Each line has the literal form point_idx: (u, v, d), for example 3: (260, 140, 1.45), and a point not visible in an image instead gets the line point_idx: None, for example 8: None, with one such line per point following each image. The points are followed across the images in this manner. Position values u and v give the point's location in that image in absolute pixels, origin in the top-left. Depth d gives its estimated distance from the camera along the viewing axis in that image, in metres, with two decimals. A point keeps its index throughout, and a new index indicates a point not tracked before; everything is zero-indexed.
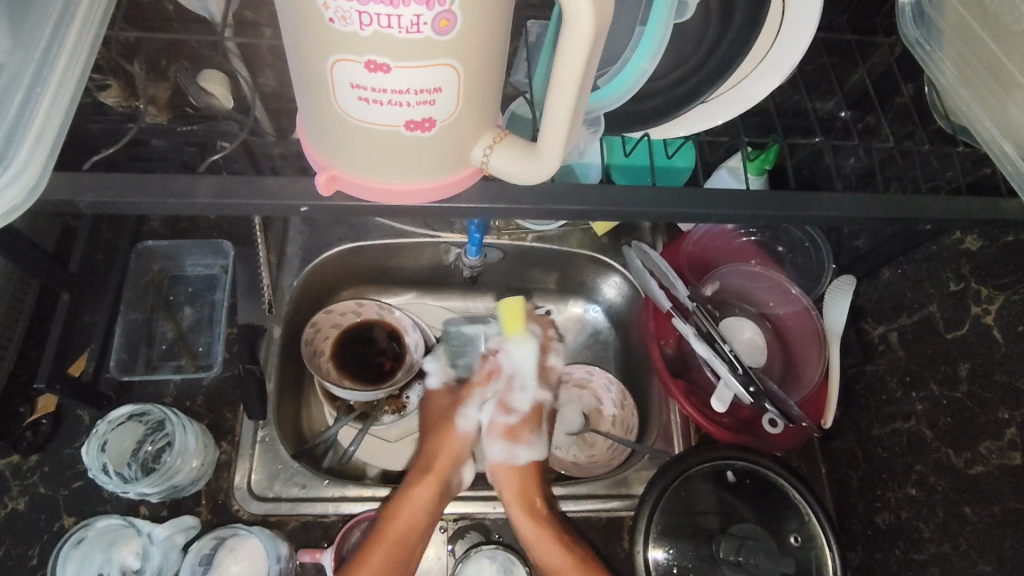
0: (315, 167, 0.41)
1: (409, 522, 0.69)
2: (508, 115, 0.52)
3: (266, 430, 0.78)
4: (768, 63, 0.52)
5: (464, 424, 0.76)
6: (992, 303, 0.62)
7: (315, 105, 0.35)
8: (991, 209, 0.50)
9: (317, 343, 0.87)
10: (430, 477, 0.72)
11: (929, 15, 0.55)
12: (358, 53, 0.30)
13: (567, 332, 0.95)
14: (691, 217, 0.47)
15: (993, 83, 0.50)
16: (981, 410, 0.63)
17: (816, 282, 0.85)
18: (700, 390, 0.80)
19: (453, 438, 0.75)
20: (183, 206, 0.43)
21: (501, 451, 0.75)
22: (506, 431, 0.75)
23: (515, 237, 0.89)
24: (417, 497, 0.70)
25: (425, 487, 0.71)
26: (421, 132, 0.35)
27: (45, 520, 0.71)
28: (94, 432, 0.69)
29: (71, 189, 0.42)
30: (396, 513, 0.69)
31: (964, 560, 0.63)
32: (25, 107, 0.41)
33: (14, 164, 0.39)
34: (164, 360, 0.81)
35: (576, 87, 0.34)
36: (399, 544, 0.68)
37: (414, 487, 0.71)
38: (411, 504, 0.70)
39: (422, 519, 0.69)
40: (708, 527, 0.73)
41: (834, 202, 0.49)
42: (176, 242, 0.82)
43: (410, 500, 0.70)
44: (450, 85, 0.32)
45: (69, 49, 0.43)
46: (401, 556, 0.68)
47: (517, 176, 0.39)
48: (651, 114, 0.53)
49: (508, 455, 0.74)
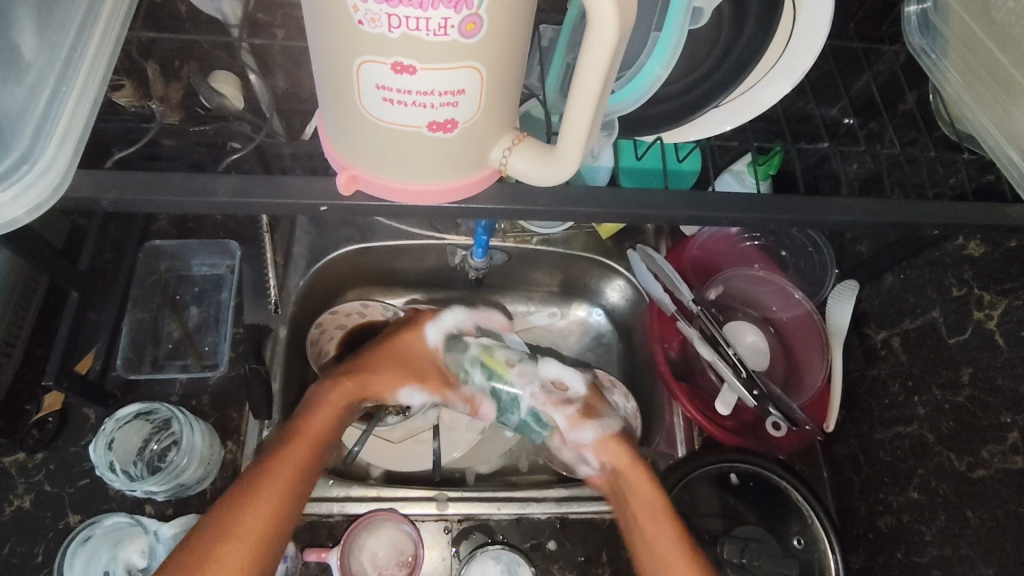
0: (335, 168, 0.41)
1: (316, 430, 0.68)
2: (521, 114, 0.54)
3: (271, 429, 0.78)
4: (778, 71, 0.53)
5: (404, 398, 0.76)
6: (995, 308, 0.63)
7: (338, 107, 0.36)
8: (996, 215, 0.51)
9: (322, 344, 0.87)
10: (343, 394, 0.71)
11: (934, 23, 0.56)
12: (385, 55, 0.31)
13: (570, 336, 0.96)
14: (700, 220, 0.48)
15: (1002, 94, 0.50)
16: (983, 414, 0.63)
17: (819, 287, 0.86)
18: (704, 393, 0.80)
19: (388, 387, 0.74)
20: (203, 205, 0.44)
21: (587, 438, 0.73)
22: (583, 415, 0.73)
23: (519, 240, 0.89)
24: (328, 410, 0.69)
25: (336, 399, 0.70)
26: (442, 133, 0.35)
27: (51, 518, 0.71)
28: (102, 430, 0.70)
29: (93, 187, 0.42)
30: (308, 418, 0.68)
31: (966, 562, 0.64)
32: (51, 107, 0.41)
33: (40, 162, 0.40)
34: (170, 359, 0.81)
35: (598, 87, 0.34)
36: (307, 448, 0.66)
37: (330, 398, 0.70)
38: (322, 410, 0.69)
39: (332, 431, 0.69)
40: (712, 529, 0.74)
41: (841, 206, 0.49)
42: (181, 241, 0.83)
43: (323, 410, 0.69)
44: (473, 87, 0.33)
45: (94, 51, 0.44)
46: (309, 462, 0.65)
47: (536, 177, 0.40)
48: (662, 119, 0.54)
49: (603, 428, 0.73)
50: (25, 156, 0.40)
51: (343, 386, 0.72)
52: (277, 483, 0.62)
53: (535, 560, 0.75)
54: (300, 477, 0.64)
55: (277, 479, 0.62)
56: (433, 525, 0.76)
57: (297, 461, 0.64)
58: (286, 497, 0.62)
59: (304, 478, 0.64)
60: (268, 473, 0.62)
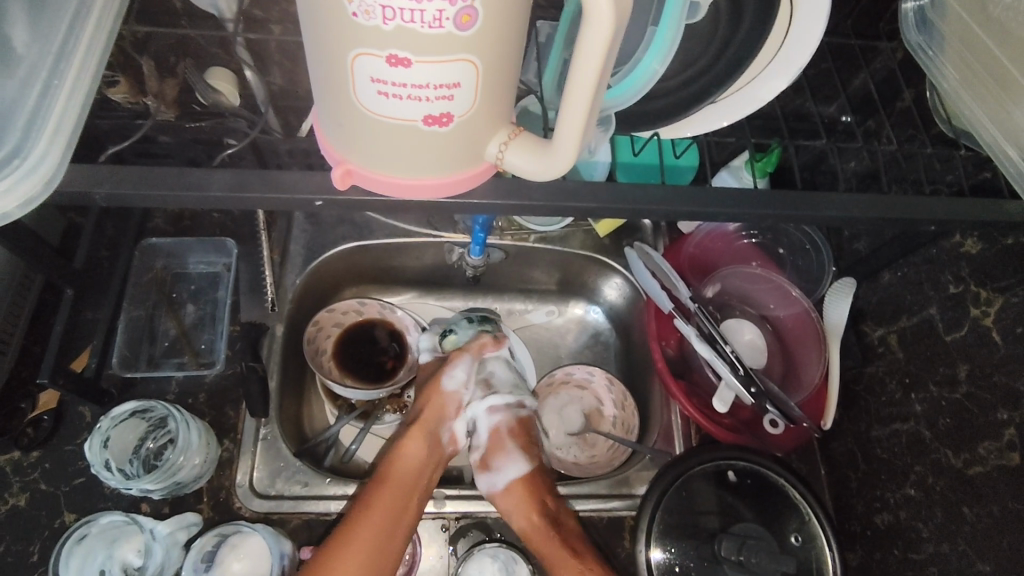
0: (330, 163, 0.41)
1: (406, 473, 0.68)
2: (518, 110, 0.53)
3: (268, 428, 0.78)
4: (776, 65, 0.53)
5: (449, 383, 0.74)
6: (992, 305, 0.63)
7: (334, 102, 0.36)
8: (995, 210, 0.51)
9: (320, 341, 0.87)
10: (419, 432, 0.70)
11: (931, 20, 0.56)
12: (379, 47, 0.31)
13: (568, 334, 0.96)
14: (697, 216, 0.48)
15: (998, 90, 0.50)
16: (980, 411, 0.63)
17: (817, 285, 0.86)
18: (701, 391, 0.80)
19: (439, 396, 0.73)
20: (198, 200, 0.43)
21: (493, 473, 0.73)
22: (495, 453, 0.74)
23: (517, 238, 0.89)
24: (412, 448, 0.69)
25: (415, 438, 0.70)
26: (438, 127, 0.35)
27: (47, 517, 0.71)
28: (97, 428, 0.69)
29: (87, 181, 0.42)
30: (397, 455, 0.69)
31: (962, 559, 0.64)
32: (43, 100, 0.41)
33: (31, 156, 0.39)
34: (166, 358, 0.80)
35: (594, 83, 0.34)
36: (399, 495, 0.66)
37: (409, 440, 0.70)
38: (405, 456, 0.69)
39: (416, 472, 0.68)
40: (709, 527, 0.74)
41: (840, 201, 0.49)
42: (178, 239, 0.83)
43: (405, 452, 0.69)
44: (468, 80, 0.33)
45: (87, 45, 0.43)
46: (403, 504, 0.66)
47: (532, 172, 0.40)
48: (659, 114, 0.54)
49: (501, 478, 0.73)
50: (16, 151, 0.39)
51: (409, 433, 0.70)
52: (377, 525, 0.64)
53: (532, 559, 0.75)
54: (398, 516, 0.65)
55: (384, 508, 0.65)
56: (431, 523, 0.76)
57: (389, 501, 0.65)
58: (387, 530, 0.64)
59: (400, 526, 0.65)
60: (371, 506, 0.65)
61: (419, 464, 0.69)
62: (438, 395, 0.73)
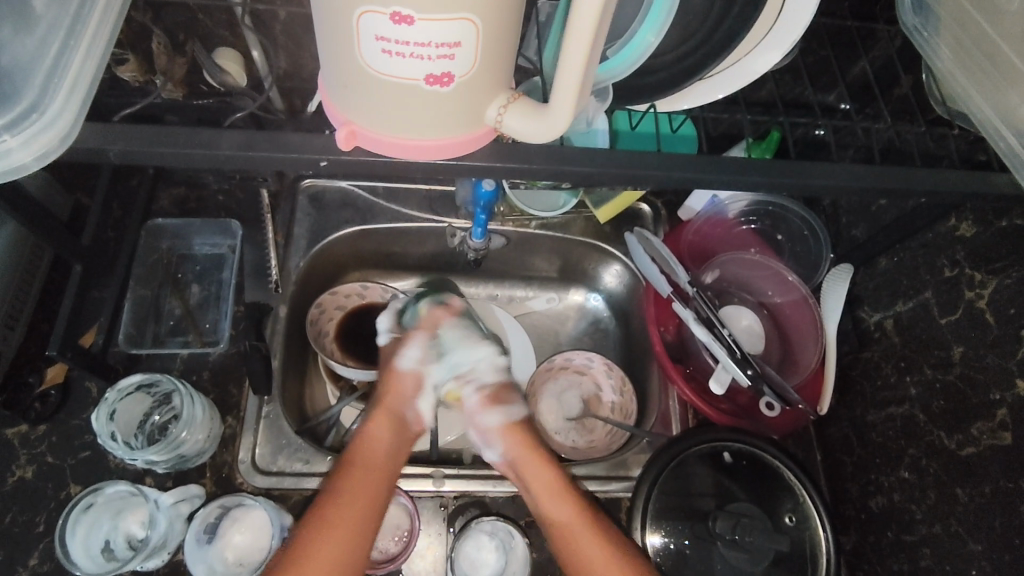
0: (335, 124, 0.42)
1: (376, 475, 0.62)
2: (524, 87, 0.55)
3: (270, 406, 0.79)
4: (771, 38, 0.54)
5: (404, 363, 0.72)
6: (986, 287, 0.64)
7: (339, 62, 0.37)
8: (984, 186, 0.52)
9: (322, 323, 0.88)
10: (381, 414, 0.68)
11: (928, 3, 0.57)
12: (384, 5, 0.32)
13: (568, 320, 0.97)
14: (694, 185, 0.49)
15: (991, 70, 0.51)
16: (972, 392, 0.64)
17: (814, 271, 0.87)
18: (699, 374, 0.81)
19: (399, 378, 0.71)
20: (206, 160, 0.44)
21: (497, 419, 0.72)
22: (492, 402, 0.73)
23: (518, 224, 0.91)
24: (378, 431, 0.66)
25: (381, 421, 0.67)
26: (440, 87, 0.36)
27: (52, 488, 0.72)
28: (104, 400, 0.71)
29: (101, 139, 0.43)
30: (356, 449, 0.64)
31: (955, 539, 0.64)
32: (60, 59, 0.42)
33: (49, 112, 0.41)
34: (172, 335, 0.82)
35: (588, 47, 0.35)
36: (372, 475, 0.61)
37: (373, 422, 0.67)
38: (370, 441, 0.65)
39: (386, 451, 0.65)
40: (704, 508, 0.74)
41: (835, 174, 0.50)
42: (184, 219, 0.85)
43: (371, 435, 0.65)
44: (469, 40, 0.34)
45: (103, 8, 0.45)
46: (380, 483, 0.62)
47: (528, 135, 0.41)
48: (657, 88, 0.55)
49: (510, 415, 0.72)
50: (35, 106, 0.41)
51: (375, 420, 0.67)
52: (351, 498, 0.59)
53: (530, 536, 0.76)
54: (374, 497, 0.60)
55: (356, 496, 0.59)
56: (430, 501, 0.76)
57: (365, 480, 0.61)
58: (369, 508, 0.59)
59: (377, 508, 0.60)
60: (344, 485, 0.60)
61: (388, 445, 0.66)
62: (398, 375, 0.71)
